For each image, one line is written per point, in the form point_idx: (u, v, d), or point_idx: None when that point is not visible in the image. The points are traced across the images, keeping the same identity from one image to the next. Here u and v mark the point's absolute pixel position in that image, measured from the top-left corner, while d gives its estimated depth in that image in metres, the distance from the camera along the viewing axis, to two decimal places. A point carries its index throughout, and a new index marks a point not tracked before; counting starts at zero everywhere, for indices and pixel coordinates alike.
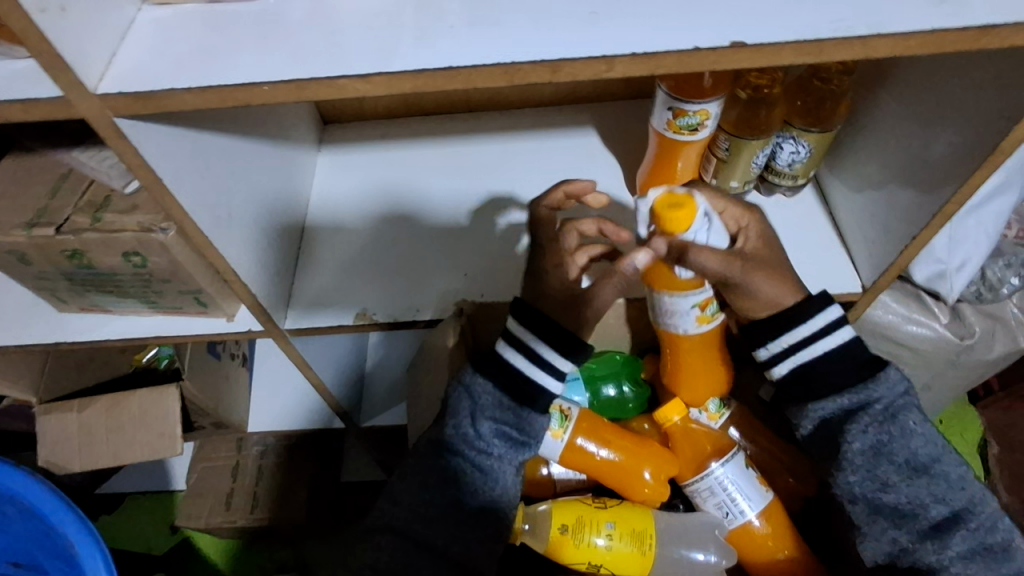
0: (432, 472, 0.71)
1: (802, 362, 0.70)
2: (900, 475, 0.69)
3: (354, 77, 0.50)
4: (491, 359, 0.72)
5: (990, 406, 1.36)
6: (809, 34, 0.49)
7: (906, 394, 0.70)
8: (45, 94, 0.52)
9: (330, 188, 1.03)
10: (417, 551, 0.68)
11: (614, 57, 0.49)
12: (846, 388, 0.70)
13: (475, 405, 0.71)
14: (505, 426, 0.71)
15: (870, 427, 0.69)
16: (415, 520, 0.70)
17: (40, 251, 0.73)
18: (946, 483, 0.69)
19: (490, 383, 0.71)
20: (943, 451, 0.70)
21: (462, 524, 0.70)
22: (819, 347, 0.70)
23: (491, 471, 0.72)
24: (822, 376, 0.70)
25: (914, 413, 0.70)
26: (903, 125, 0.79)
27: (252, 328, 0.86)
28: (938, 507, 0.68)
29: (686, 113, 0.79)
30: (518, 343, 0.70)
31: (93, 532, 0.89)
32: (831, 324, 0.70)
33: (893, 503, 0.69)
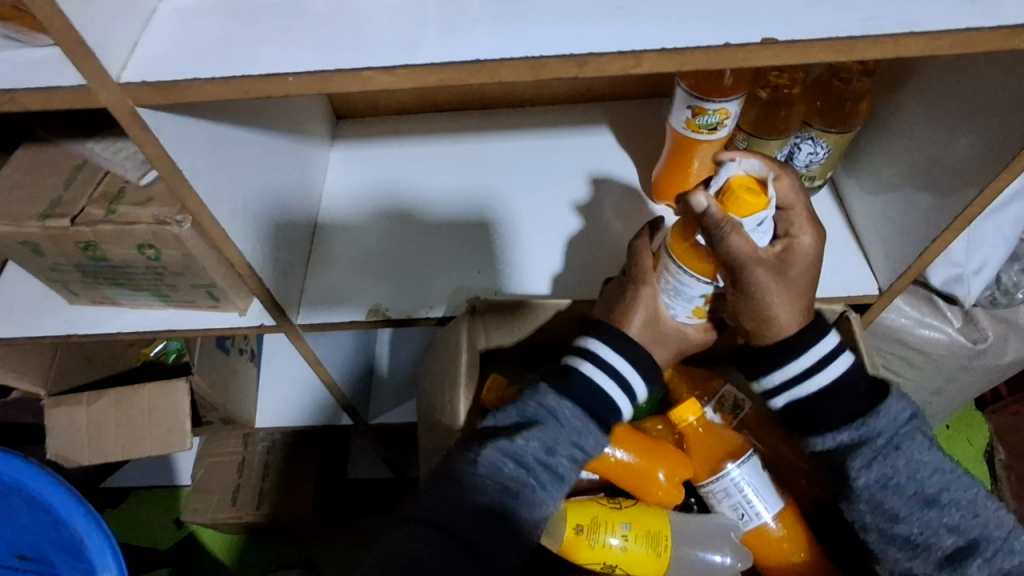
0: (490, 474, 0.62)
1: (798, 397, 0.66)
2: (912, 507, 0.64)
3: (378, 69, 0.50)
4: (572, 373, 0.69)
5: (999, 411, 1.35)
6: (840, 32, 0.48)
7: (909, 420, 0.66)
8: (66, 83, 0.51)
9: (343, 183, 1.03)
10: (463, 551, 0.57)
11: (642, 52, 0.49)
12: (844, 422, 0.66)
13: (556, 423, 0.65)
14: (580, 450, 0.66)
15: (874, 462, 0.64)
16: (464, 516, 0.59)
17: (53, 243, 0.73)
18: (960, 511, 0.64)
19: (575, 402, 0.67)
20: (954, 476, 0.65)
21: (510, 542, 0.60)
22: (817, 381, 0.66)
23: (541, 488, 0.64)
24: (821, 412, 0.66)
25: (919, 440, 0.65)
26: (922, 126, 0.79)
27: (264, 323, 0.86)
28: (952, 536, 0.64)
29: (705, 112, 0.78)
30: (603, 360, 0.69)
31: (102, 525, 0.88)
32: (827, 356, 0.66)
33: (905, 535, 0.65)
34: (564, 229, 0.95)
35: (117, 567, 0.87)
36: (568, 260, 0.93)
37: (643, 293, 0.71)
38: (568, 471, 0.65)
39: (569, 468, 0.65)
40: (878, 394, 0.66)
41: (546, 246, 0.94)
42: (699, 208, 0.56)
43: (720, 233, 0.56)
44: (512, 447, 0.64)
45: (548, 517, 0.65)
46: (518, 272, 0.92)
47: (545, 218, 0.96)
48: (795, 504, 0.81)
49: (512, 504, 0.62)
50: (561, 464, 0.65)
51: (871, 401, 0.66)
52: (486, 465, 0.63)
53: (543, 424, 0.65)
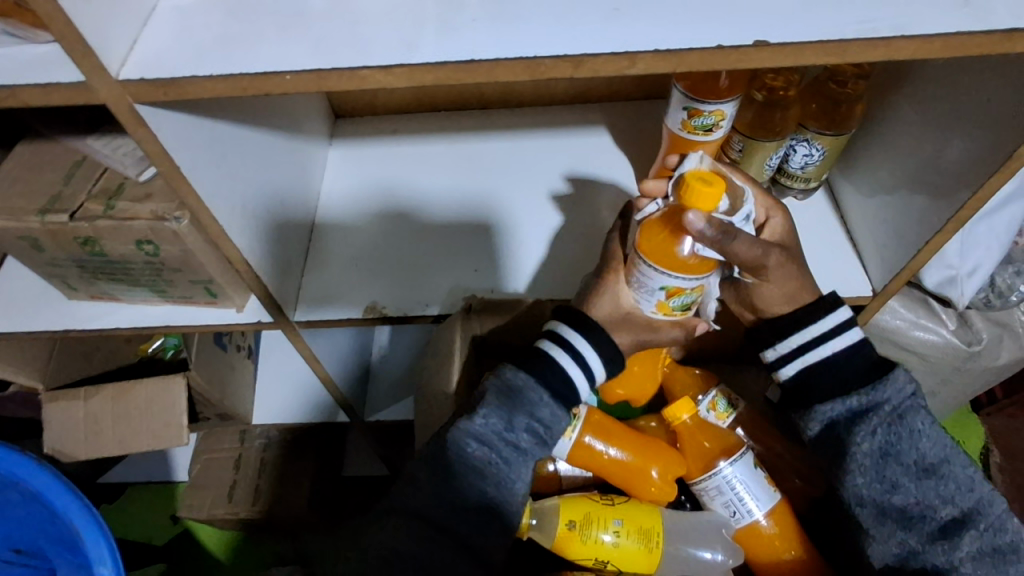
0: (455, 458, 0.63)
1: (812, 362, 0.69)
2: (910, 477, 0.65)
3: (375, 68, 0.50)
4: (532, 354, 0.68)
5: (994, 413, 1.36)
6: (833, 35, 0.49)
7: (914, 394, 0.67)
8: (65, 79, 0.52)
9: (342, 181, 1.03)
10: (437, 536, 0.61)
11: (636, 53, 0.49)
12: (855, 388, 0.68)
13: (516, 401, 0.66)
14: (540, 424, 0.66)
15: (879, 429, 0.66)
16: (435, 505, 0.62)
17: (52, 238, 0.73)
18: (957, 484, 0.65)
19: (531, 377, 0.66)
20: (953, 452, 0.66)
21: (480, 522, 0.63)
22: (829, 347, 0.68)
23: (504, 464, 0.65)
24: (832, 378, 0.68)
25: (923, 414, 0.66)
26: (917, 129, 0.79)
27: (262, 320, 0.86)
28: (947, 507, 0.64)
29: (701, 113, 0.79)
30: (565, 341, 0.68)
31: (99, 520, 0.88)
32: (838, 327, 0.68)
33: (901, 505, 0.65)
34: (561, 228, 0.95)
35: (113, 562, 0.88)
36: (565, 260, 0.93)
37: (610, 281, 0.70)
38: (531, 446, 0.66)
39: (531, 442, 0.66)
40: (887, 366, 0.68)
41: (542, 245, 0.94)
42: (699, 232, 0.57)
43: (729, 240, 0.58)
44: (472, 427, 0.64)
45: (518, 491, 0.66)
46: (515, 271, 0.93)
47: (541, 218, 0.97)
48: (787, 502, 0.81)
49: (478, 484, 0.63)
50: (523, 440, 0.65)
51: (879, 372, 0.68)
52: (449, 449, 0.64)
53: (501, 403, 0.66)
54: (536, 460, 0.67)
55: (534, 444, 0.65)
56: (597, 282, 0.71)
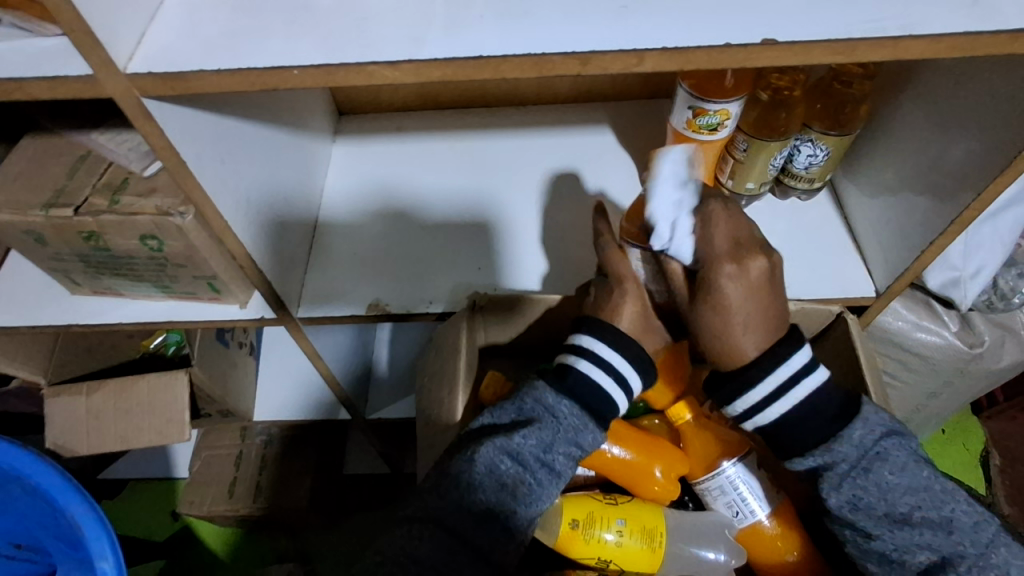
0: (489, 473, 0.63)
1: (763, 424, 0.66)
2: (881, 526, 0.63)
3: (383, 63, 0.50)
4: (571, 372, 0.68)
5: (995, 416, 1.36)
6: (841, 34, 0.49)
7: (879, 439, 0.64)
8: (73, 72, 0.52)
9: (345, 178, 1.03)
10: (461, 548, 0.59)
11: (644, 51, 0.49)
12: (813, 445, 0.65)
13: (554, 420, 0.66)
14: (578, 448, 0.66)
15: (842, 483, 0.63)
16: (461, 515, 0.61)
17: (56, 232, 0.73)
18: (933, 527, 0.62)
19: (573, 401, 0.67)
20: (927, 493, 0.62)
21: (504, 539, 0.62)
22: (776, 410, 0.65)
23: (536, 485, 0.65)
24: (786, 437, 0.65)
25: (890, 460, 0.63)
26: (922, 130, 0.79)
27: (266, 316, 0.86)
28: (925, 552, 0.61)
29: (706, 112, 0.79)
30: (601, 358, 0.69)
31: (100, 515, 0.88)
32: (787, 383, 0.64)
33: (880, 552, 0.63)
34: (565, 228, 0.96)
35: (115, 557, 0.88)
36: (568, 259, 0.93)
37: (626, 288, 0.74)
38: (565, 469, 0.66)
39: (566, 464, 0.66)
40: (846, 416, 0.65)
41: (546, 244, 0.95)
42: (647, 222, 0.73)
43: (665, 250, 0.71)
44: (510, 444, 0.64)
45: (542, 512, 0.66)
46: (518, 269, 0.93)
47: (544, 216, 0.97)
48: (790, 503, 0.81)
49: (507, 501, 0.63)
50: (559, 463, 0.65)
51: (838, 423, 0.65)
52: (483, 463, 0.63)
53: (542, 423, 0.65)
54: (565, 482, 0.68)
55: (568, 467, 0.65)
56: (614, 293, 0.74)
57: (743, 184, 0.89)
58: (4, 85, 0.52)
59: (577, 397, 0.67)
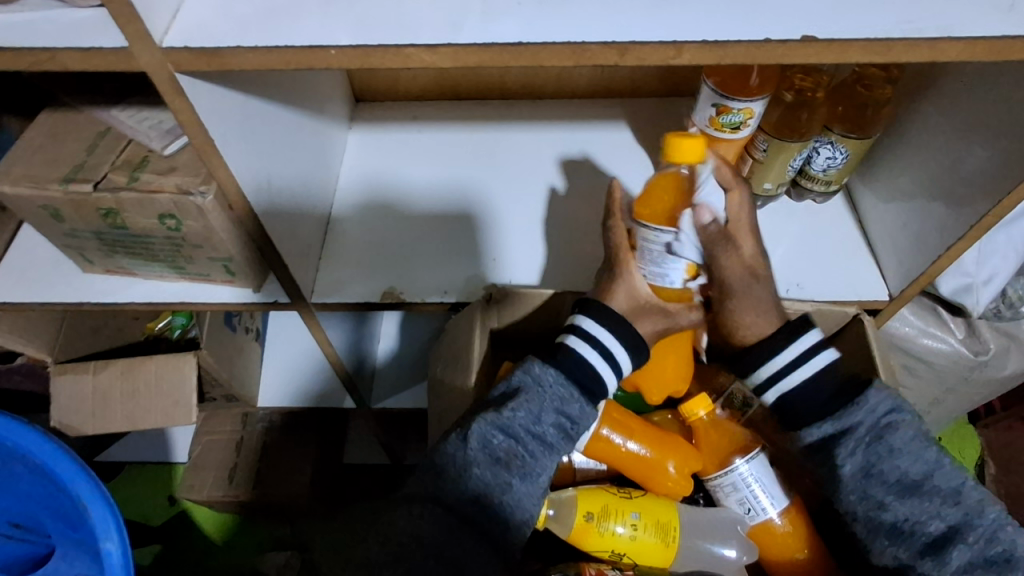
0: (481, 447, 0.63)
1: (785, 391, 0.70)
2: (892, 494, 0.64)
3: (421, 46, 0.50)
4: (561, 349, 0.70)
5: (991, 426, 1.37)
6: (880, 33, 0.49)
7: (892, 412, 0.67)
8: (108, 44, 0.51)
9: (363, 163, 1.04)
10: (463, 525, 0.60)
11: (684, 43, 0.50)
12: (828, 414, 0.68)
13: (542, 391, 0.67)
14: (567, 419, 0.67)
15: (857, 450, 0.66)
16: (459, 491, 0.61)
17: (74, 208, 0.73)
18: (942, 497, 0.63)
19: (560, 371, 0.68)
20: (937, 464, 0.65)
21: (504, 514, 0.62)
22: (797, 376, 0.70)
23: (530, 458, 0.64)
24: (806, 404, 0.69)
25: (903, 430, 0.66)
26: (941, 134, 0.80)
27: (279, 300, 0.87)
28: (935, 521, 0.63)
29: (730, 110, 0.79)
30: (593, 336, 0.70)
31: (106, 493, 0.87)
32: (806, 351, 0.70)
33: (890, 522, 0.64)
34: (579, 222, 0.96)
35: (120, 538, 0.87)
36: (580, 254, 0.93)
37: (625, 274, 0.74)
38: (557, 441, 0.66)
39: (556, 434, 0.66)
40: (858, 389, 0.69)
41: (558, 238, 0.95)
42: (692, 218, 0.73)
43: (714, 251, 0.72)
44: (500, 419, 0.64)
45: (540, 487, 0.65)
46: (533, 261, 0.93)
47: (557, 210, 0.97)
48: (801, 501, 0.81)
49: (503, 476, 0.63)
50: (550, 434, 0.66)
51: (852, 394, 0.69)
52: (476, 438, 0.63)
53: (530, 396, 0.66)
54: (559, 456, 0.68)
55: (559, 439, 0.66)
56: (611, 278, 0.75)
57: (760, 185, 0.90)
58: (36, 55, 0.52)
59: (566, 370, 0.68)
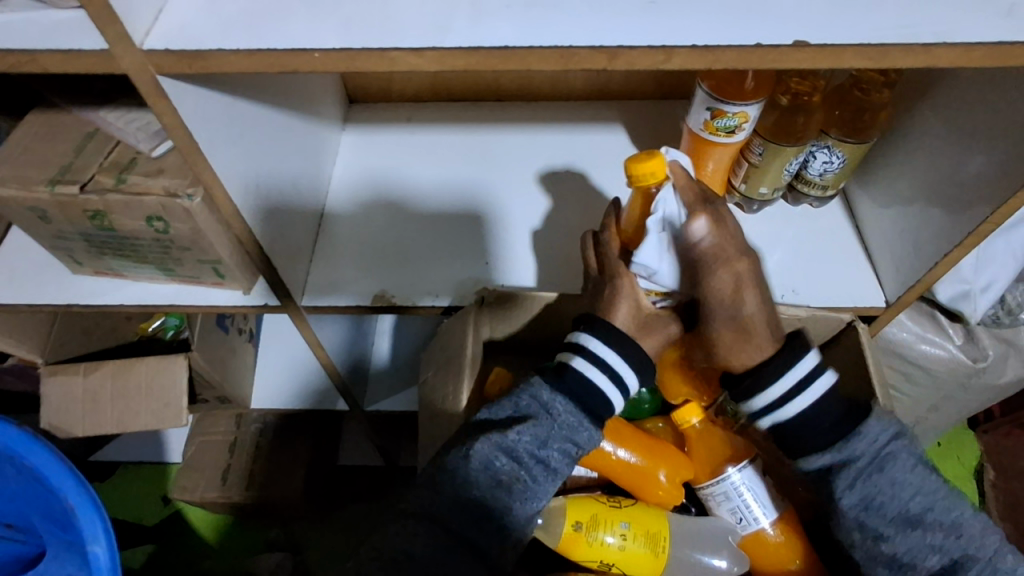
0: (484, 468, 0.62)
1: (783, 419, 0.66)
2: (893, 527, 0.64)
3: (406, 50, 0.50)
4: (568, 369, 0.67)
5: (990, 431, 1.36)
6: (874, 39, 0.48)
7: (892, 441, 0.65)
8: (88, 46, 0.51)
9: (356, 164, 1.03)
10: (456, 543, 0.58)
11: (673, 47, 0.49)
12: (829, 444, 0.66)
13: (549, 416, 0.65)
14: (574, 445, 0.66)
15: (857, 483, 0.64)
16: (457, 510, 0.60)
17: (61, 210, 0.72)
18: (944, 531, 0.63)
19: (568, 396, 0.66)
20: (937, 496, 0.65)
21: (500, 535, 0.61)
22: (800, 402, 0.65)
23: (534, 482, 0.64)
24: (804, 434, 0.66)
25: (904, 461, 0.64)
26: (939, 139, 0.79)
27: (269, 303, 0.86)
28: (937, 555, 0.63)
29: (724, 114, 0.78)
30: (598, 357, 0.67)
31: (94, 497, 0.87)
32: (807, 377, 0.65)
33: (890, 554, 0.64)
34: (574, 225, 0.95)
35: (107, 542, 0.86)
36: (575, 258, 0.92)
37: (624, 287, 0.72)
38: (560, 466, 0.66)
39: (561, 460, 0.65)
40: (859, 416, 0.66)
41: (552, 241, 0.93)
42: (635, 271, 0.70)
43: (712, 264, 0.66)
44: (505, 440, 0.64)
45: (539, 510, 0.65)
46: (526, 265, 0.92)
47: (551, 214, 0.96)
48: (793, 511, 0.80)
49: (504, 498, 0.62)
50: (555, 460, 0.65)
51: (852, 423, 0.66)
52: (479, 459, 0.63)
53: (538, 421, 0.65)
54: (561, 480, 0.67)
55: (565, 466, 0.65)
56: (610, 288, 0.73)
57: (756, 189, 0.89)
58: (16, 57, 0.51)
59: (576, 396, 0.66)
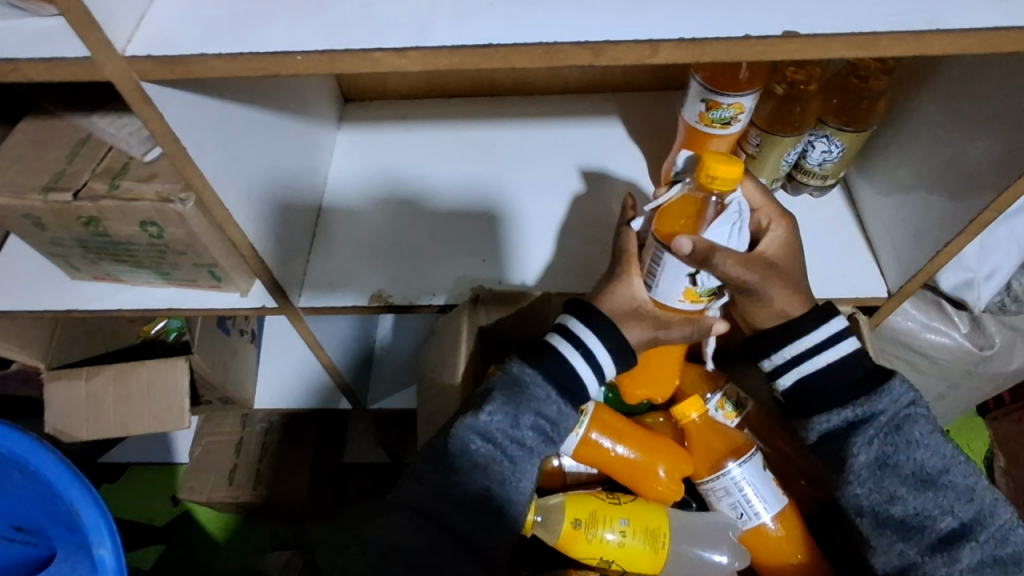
0: (461, 453, 0.63)
1: (806, 374, 0.66)
2: (907, 488, 0.64)
3: (389, 51, 0.49)
4: (546, 350, 0.67)
5: (1000, 418, 1.35)
6: (864, 28, 0.47)
7: (912, 403, 0.65)
8: (70, 54, 0.51)
9: (351, 163, 1.02)
10: (441, 531, 0.59)
11: (659, 41, 0.48)
12: (848, 400, 0.65)
13: (522, 394, 0.65)
14: (546, 420, 0.65)
15: (875, 440, 0.64)
16: (440, 500, 0.61)
17: (55, 217, 0.72)
18: (957, 494, 0.63)
19: (540, 374, 0.66)
20: (954, 460, 0.64)
21: (486, 521, 0.62)
22: (824, 359, 0.66)
23: (511, 461, 0.64)
24: (824, 393, 0.66)
25: (922, 423, 0.64)
26: (940, 125, 0.77)
27: (266, 306, 0.85)
28: (950, 522, 0.63)
29: (719, 106, 0.77)
30: (587, 346, 0.66)
31: (98, 500, 0.88)
32: (834, 337, 0.66)
33: (900, 516, 0.64)
34: (571, 220, 0.94)
35: (113, 544, 0.87)
36: (573, 254, 0.91)
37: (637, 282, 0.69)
38: (536, 443, 0.65)
39: (536, 437, 0.65)
40: (882, 376, 0.66)
41: (550, 237, 0.93)
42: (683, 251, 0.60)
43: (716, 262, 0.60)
44: (478, 423, 0.64)
45: (522, 489, 0.65)
46: (525, 262, 0.91)
47: (549, 209, 0.95)
48: (795, 505, 0.80)
49: (484, 481, 0.63)
50: (529, 437, 0.65)
51: (874, 383, 0.66)
52: (455, 444, 0.63)
53: (510, 400, 0.65)
54: (541, 457, 0.67)
55: (540, 443, 0.65)
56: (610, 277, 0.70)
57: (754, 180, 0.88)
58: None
59: (548, 373, 0.66)
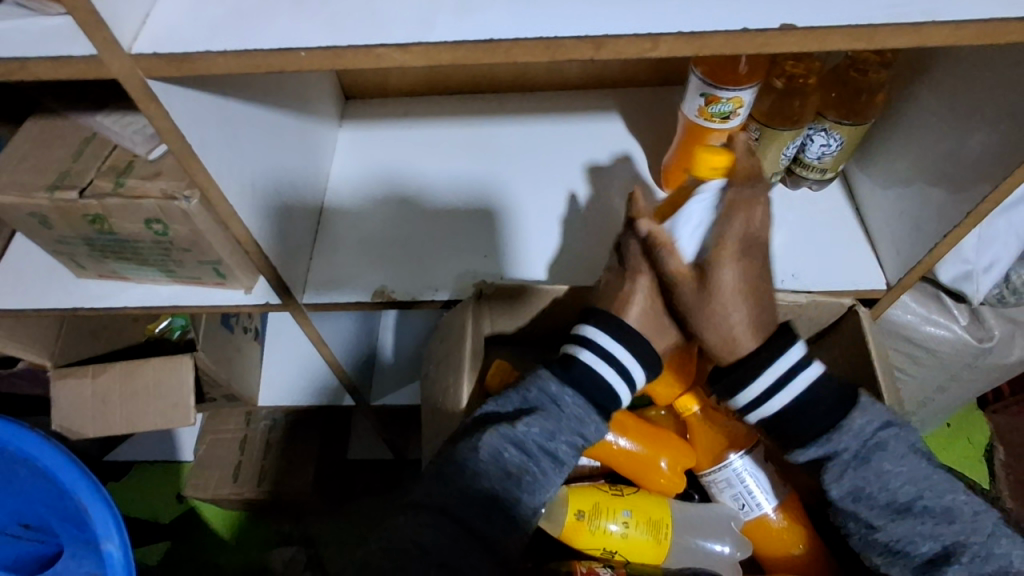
0: (493, 460, 0.63)
1: (768, 414, 0.66)
2: (884, 517, 0.63)
3: (392, 46, 0.50)
4: (575, 362, 0.69)
5: (1000, 411, 1.35)
6: (862, 19, 0.48)
7: (878, 431, 0.65)
8: (77, 52, 0.51)
9: (353, 161, 1.03)
10: (467, 535, 0.59)
11: (659, 35, 0.48)
12: (815, 436, 0.65)
13: (557, 408, 0.66)
14: (580, 438, 0.67)
15: (845, 475, 0.63)
16: (466, 501, 0.60)
17: (61, 215, 0.73)
18: (935, 518, 0.62)
19: (576, 391, 0.68)
20: (928, 482, 0.63)
21: (510, 528, 0.61)
22: (784, 396, 0.65)
23: (542, 474, 0.65)
24: (790, 429, 0.66)
25: (890, 450, 0.63)
26: (938, 118, 0.78)
27: (271, 302, 0.86)
28: (929, 543, 0.61)
29: (719, 100, 0.77)
30: (607, 352, 0.70)
31: (106, 496, 0.88)
32: (793, 367, 0.66)
33: (883, 546, 0.63)
34: (572, 216, 0.95)
35: (120, 539, 0.88)
36: (574, 250, 0.92)
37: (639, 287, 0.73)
38: (567, 458, 0.66)
39: (568, 452, 0.66)
40: (846, 405, 0.65)
41: (551, 233, 0.93)
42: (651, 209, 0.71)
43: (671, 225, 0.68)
44: (513, 433, 0.64)
45: (545, 502, 0.65)
46: (526, 257, 0.92)
47: (550, 205, 0.95)
48: (798, 496, 0.81)
49: (514, 490, 0.62)
50: (562, 452, 0.65)
51: (838, 415, 0.65)
52: (488, 451, 0.63)
53: (546, 413, 0.66)
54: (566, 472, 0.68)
55: (571, 458, 0.66)
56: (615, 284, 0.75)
57: None
58: (6, 65, 0.52)
59: (581, 387, 0.68)
